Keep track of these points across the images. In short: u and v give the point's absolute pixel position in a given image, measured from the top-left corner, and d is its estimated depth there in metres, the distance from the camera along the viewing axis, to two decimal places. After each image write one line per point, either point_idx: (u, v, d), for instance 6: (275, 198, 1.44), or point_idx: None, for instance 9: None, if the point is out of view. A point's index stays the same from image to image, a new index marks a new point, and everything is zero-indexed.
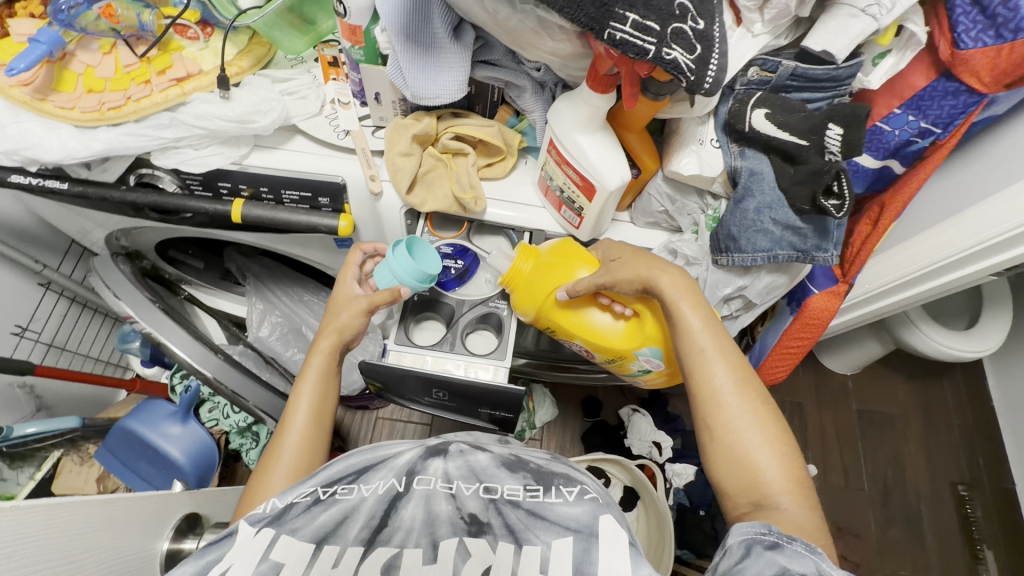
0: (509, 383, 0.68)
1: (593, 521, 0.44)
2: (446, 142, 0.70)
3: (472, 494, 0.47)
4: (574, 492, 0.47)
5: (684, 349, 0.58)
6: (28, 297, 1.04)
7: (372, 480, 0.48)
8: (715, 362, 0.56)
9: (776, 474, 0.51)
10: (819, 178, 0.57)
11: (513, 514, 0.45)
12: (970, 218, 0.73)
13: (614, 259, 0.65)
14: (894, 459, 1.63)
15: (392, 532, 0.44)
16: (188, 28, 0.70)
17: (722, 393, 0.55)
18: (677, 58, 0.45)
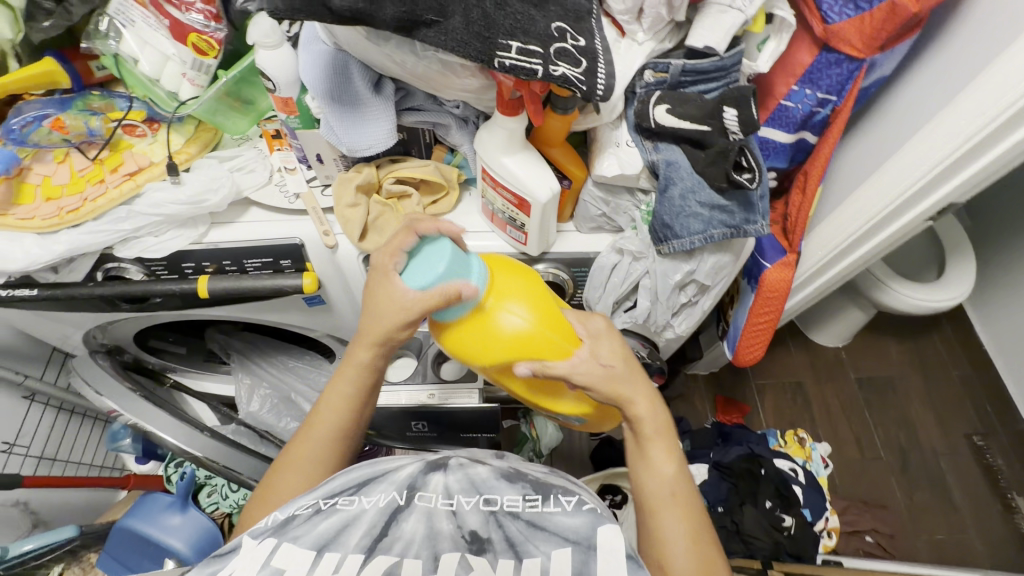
0: (483, 404, 0.69)
1: (592, 534, 0.47)
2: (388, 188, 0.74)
3: (472, 509, 0.50)
4: (573, 502, 0.50)
5: (643, 485, 0.58)
6: (14, 412, 1.05)
7: (374, 493, 0.51)
8: (669, 509, 0.56)
9: None
10: (727, 157, 0.61)
11: (513, 526, 0.48)
12: (889, 172, 0.78)
13: (605, 367, 0.59)
14: (903, 421, 1.62)
15: (391, 541, 0.47)
16: (136, 127, 0.75)
17: (672, 542, 0.54)
18: (565, 73, 0.50)
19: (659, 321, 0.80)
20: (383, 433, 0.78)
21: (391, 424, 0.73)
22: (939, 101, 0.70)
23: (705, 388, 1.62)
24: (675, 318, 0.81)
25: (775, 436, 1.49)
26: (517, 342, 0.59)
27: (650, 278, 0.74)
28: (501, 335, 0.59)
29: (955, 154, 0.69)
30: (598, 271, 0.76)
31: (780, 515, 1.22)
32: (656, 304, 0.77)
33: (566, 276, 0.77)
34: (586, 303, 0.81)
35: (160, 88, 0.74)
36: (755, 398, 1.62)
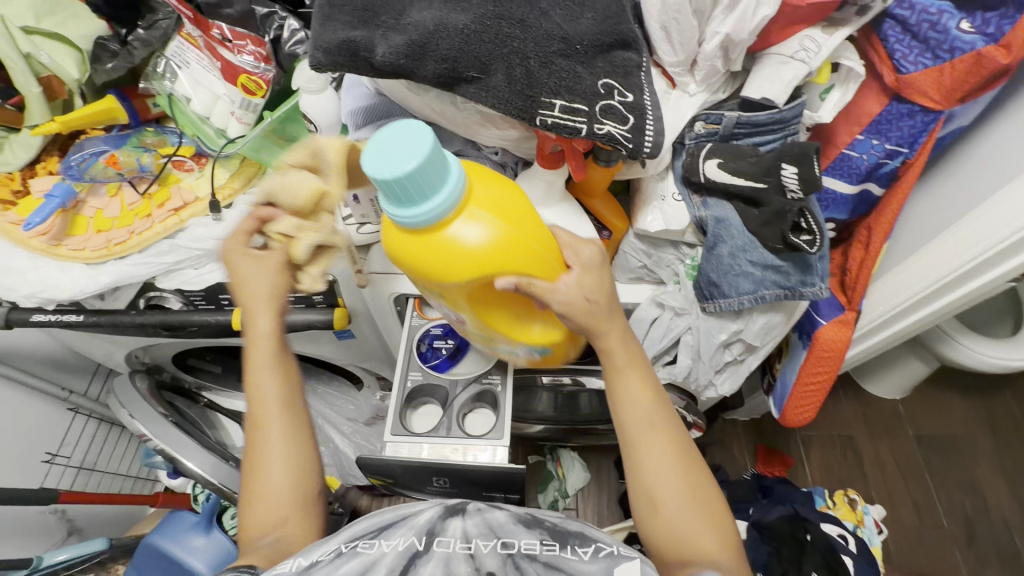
0: (510, 463, 0.66)
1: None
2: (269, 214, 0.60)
3: (490, 551, 0.44)
4: (590, 550, 0.45)
5: (624, 421, 0.55)
6: (57, 423, 1.09)
7: (394, 536, 0.46)
8: (655, 437, 0.54)
9: (711, 544, 0.51)
10: (784, 218, 0.57)
11: (531, 568, 0.43)
12: (969, 228, 0.70)
13: (586, 299, 0.53)
14: (969, 486, 1.47)
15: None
16: (184, 162, 0.78)
17: (661, 472, 0.53)
18: (611, 131, 0.49)
19: (700, 379, 0.74)
20: (401, 481, 0.74)
21: (410, 476, 0.71)
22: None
23: (744, 436, 1.51)
24: (718, 376, 0.75)
25: (823, 495, 1.38)
26: (488, 258, 0.47)
27: (693, 334, 0.69)
28: (464, 255, 0.47)
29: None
30: (636, 325, 0.70)
31: None
32: (698, 362, 0.71)
33: None
34: None
35: (209, 126, 0.76)
36: (800, 450, 1.51)
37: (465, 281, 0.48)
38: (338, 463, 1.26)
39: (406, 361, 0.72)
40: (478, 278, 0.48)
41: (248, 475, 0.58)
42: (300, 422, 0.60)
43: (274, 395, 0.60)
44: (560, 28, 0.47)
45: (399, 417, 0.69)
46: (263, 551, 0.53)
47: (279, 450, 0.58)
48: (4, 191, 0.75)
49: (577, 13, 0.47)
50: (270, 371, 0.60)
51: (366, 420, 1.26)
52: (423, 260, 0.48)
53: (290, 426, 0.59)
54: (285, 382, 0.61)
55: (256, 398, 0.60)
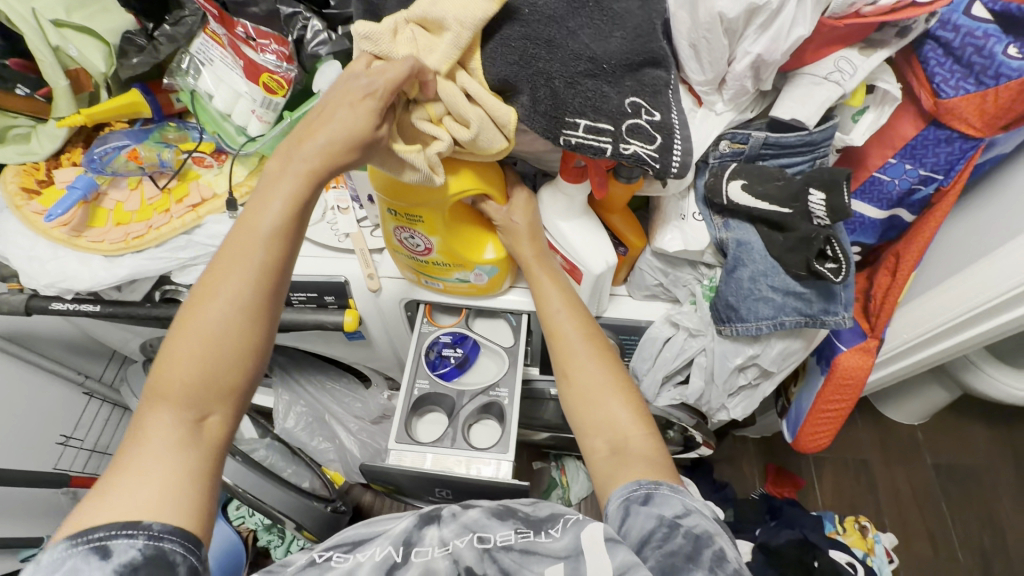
0: (514, 478, 0.65)
1: (578, 542, 0.42)
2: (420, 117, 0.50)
3: (466, 547, 0.44)
4: (561, 524, 0.44)
5: (545, 318, 0.59)
6: (72, 406, 1.11)
7: (369, 549, 0.45)
8: (569, 323, 0.58)
9: (624, 416, 0.53)
10: (810, 244, 0.55)
11: (507, 557, 0.43)
12: (1001, 259, 0.68)
13: (517, 223, 0.60)
14: (988, 520, 1.42)
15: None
16: (204, 158, 0.78)
17: (577, 351, 0.56)
18: (637, 151, 0.48)
19: (712, 402, 0.73)
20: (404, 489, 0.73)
21: (412, 484, 0.70)
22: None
23: (755, 454, 1.48)
24: (732, 400, 0.73)
25: (833, 520, 1.34)
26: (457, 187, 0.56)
27: (706, 356, 0.68)
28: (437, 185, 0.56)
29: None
30: (648, 343, 0.70)
31: None
32: (710, 384, 0.70)
33: (612, 342, 0.73)
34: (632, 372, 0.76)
35: (230, 123, 0.76)
36: (811, 472, 1.47)
37: (438, 198, 0.57)
38: (344, 460, 1.26)
39: (413, 368, 0.72)
40: (446, 194, 0.56)
41: (194, 338, 0.45)
42: (279, 293, 0.48)
43: (269, 253, 0.46)
44: (588, 48, 0.47)
45: (405, 425, 0.69)
46: (174, 436, 0.43)
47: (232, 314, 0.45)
48: (29, 181, 0.76)
49: (606, 32, 0.47)
50: (275, 223, 0.46)
51: (373, 418, 1.26)
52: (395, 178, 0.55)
53: (267, 295, 0.47)
54: (289, 244, 0.47)
55: (255, 249, 0.46)
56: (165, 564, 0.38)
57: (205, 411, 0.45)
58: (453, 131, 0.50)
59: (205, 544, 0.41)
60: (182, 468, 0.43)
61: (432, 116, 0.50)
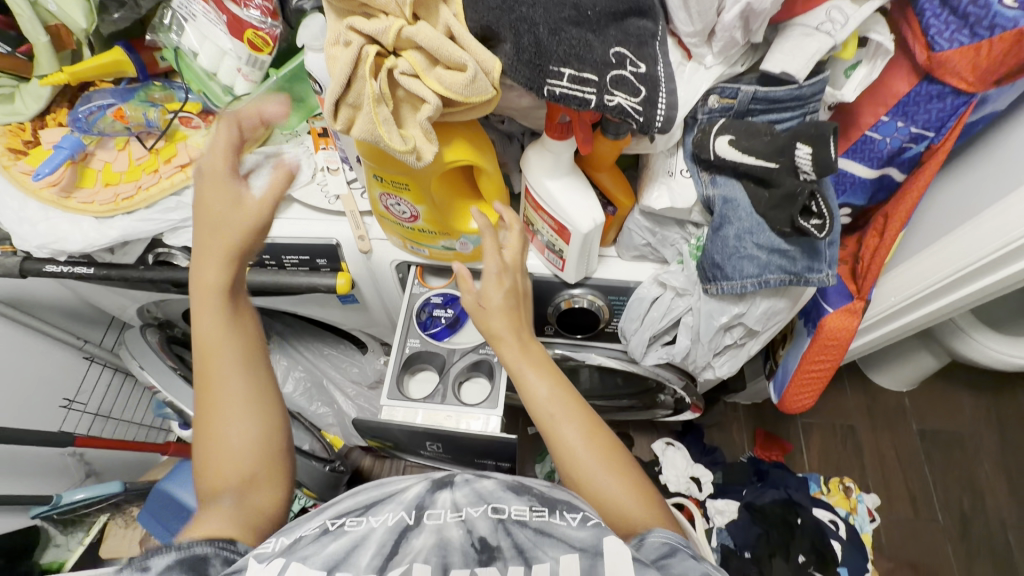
0: (502, 432, 0.67)
1: (598, 542, 0.43)
2: (400, 72, 0.47)
3: (480, 517, 0.46)
4: (578, 517, 0.46)
5: (535, 416, 0.56)
6: (74, 370, 1.13)
7: (382, 513, 0.47)
8: (564, 422, 0.55)
9: (633, 504, 0.52)
10: (794, 201, 0.55)
11: (522, 533, 0.44)
12: (993, 218, 0.68)
13: (501, 288, 0.60)
14: (969, 484, 1.46)
15: (402, 559, 0.42)
16: (191, 119, 0.78)
17: (577, 450, 0.54)
18: (621, 102, 0.48)
19: (698, 361, 0.74)
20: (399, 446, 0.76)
21: (404, 439, 0.73)
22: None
23: (744, 419, 1.51)
24: (717, 359, 0.75)
25: (818, 481, 1.39)
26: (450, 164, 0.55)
27: (693, 316, 0.69)
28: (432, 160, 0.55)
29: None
30: (637, 303, 0.71)
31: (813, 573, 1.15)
32: (697, 343, 0.72)
33: (601, 303, 0.73)
34: (620, 332, 0.77)
35: (216, 83, 0.75)
36: (799, 436, 1.51)
37: (429, 169, 0.55)
38: (342, 424, 1.30)
39: (405, 328, 0.73)
40: (439, 164, 0.55)
41: (209, 431, 0.54)
42: (263, 363, 0.58)
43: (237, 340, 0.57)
44: None
45: (397, 382, 0.71)
46: (226, 502, 0.51)
47: (241, 400, 0.55)
48: (15, 142, 0.75)
49: None
50: (230, 314, 0.57)
51: (370, 383, 1.29)
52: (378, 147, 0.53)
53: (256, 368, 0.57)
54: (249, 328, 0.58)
55: (218, 344, 0.56)
56: (197, 557, 0.44)
57: (247, 476, 0.53)
58: (438, 87, 0.47)
59: (241, 542, 0.48)
60: (237, 520, 0.50)
61: (415, 70, 0.47)
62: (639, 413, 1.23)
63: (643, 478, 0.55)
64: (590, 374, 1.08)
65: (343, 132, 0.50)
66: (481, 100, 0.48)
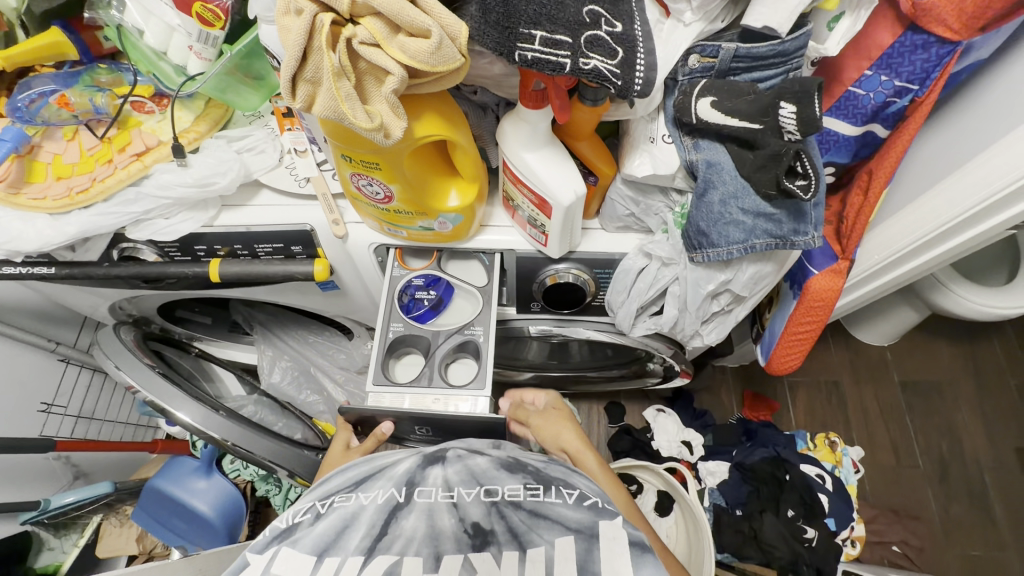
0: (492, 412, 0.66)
1: (594, 524, 0.43)
2: (360, 41, 0.43)
3: (473, 500, 0.47)
4: (575, 495, 0.46)
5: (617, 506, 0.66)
6: (50, 373, 1.10)
7: (372, 489, 0.48)
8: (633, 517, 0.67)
9: None
10: (779, 161, 0.53)
11: (516, 516, 0.45)
12: (975, 170, 0.67)
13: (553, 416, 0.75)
14: (947, 430, 1.52)
15: (391, 540, 0.43)
16: (144, 103, 0.73)
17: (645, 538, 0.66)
18: (598, 65, 0.45)
19: (687, 330, 0.74)
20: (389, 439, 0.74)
21: (399, 430, 0.72)
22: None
23: (732, 382, 1.54)
24: (705, 326, 0.75)
25: (804, 437, 1.43)
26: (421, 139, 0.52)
27: (680, 285, 0.68)
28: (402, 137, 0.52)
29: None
30: (622, 275, 0.70)
31: (801, 526, 1.20)
32: (684, 312, 0.71)
33: (587, 277, 0.72)
34: (607, 305, 0.76)
35: (166, 63, 0.71)
36: (786, 394, 1.54)
37: (399, 145, 0.52)
38: (333, 410, 1.29)
39: (387, 311, 0.71)
40: (410, 140, 0.52)
41: None
42: None
43: None
44: None
45: (382, 367, 0.69)
46: None
47: None
48: None
49: None
50: None
51: (358, 368, 1.27)
52: (343, 125, 0.49)
53: None
54: None
55: None
56: None
57: None
58: (402, 57, 0.43)
59: None
60: None
61: (375, 38, 0.44)
62: (629, 382, 1.24)
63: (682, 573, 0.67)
64: (580, 347, 1.08)
65: (305, 111, 0.47)
66: (449, 69, 0.45)
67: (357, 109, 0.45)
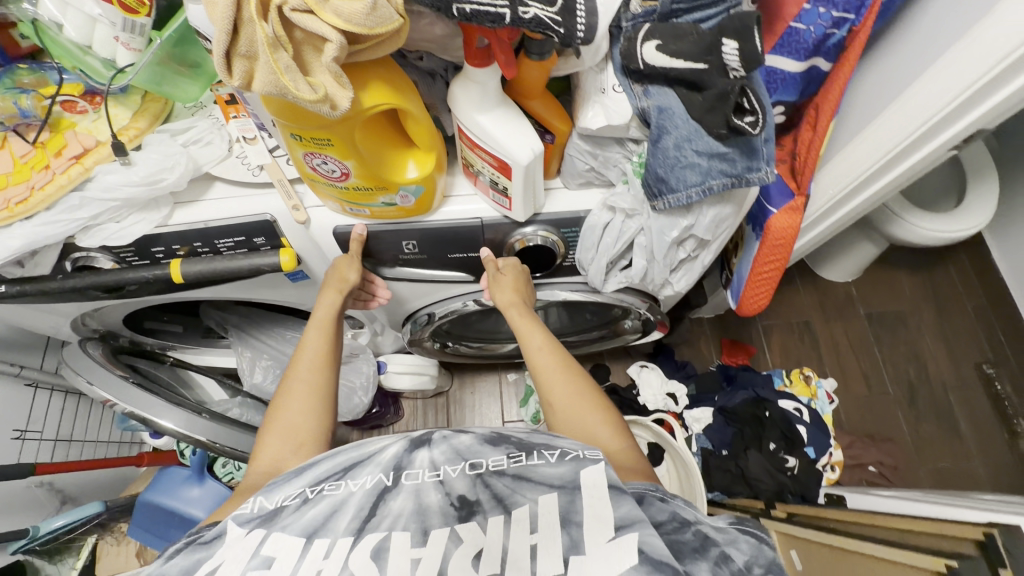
0: (474, 215, 0.72)
1: (576, 476, 0.45)
2: (291, 9, 0.42)
3: (458, 475, 0.48)
4: (556, 453, 0.48)
5: (538, 371, 0.70)
6: (21, 400, 1.06)
7: (360, 476, 0.49)
8: (556, 377, 0.68)
9: (608, 439, 0.62)
10: (727, 100, 0.54)
11: (500, 483, 0.47)
12: (915, 96, 0.69)
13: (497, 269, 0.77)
14: (912, 355, 1.60)
15: (380, 519, 0.44)
16: (75, 103, 0.70)
17: (561, 395, 0.67)
18: (537, 14, 0.44)
19: (656, 279, 0.77)
20: (373, 259, 0.79)
21: (384, 245, 0.76)
22: (955, 26, 0.62)
23: (710, 332, 1.58)
24: (673, 274, 0.78)
25: (781, 376, 1.50)
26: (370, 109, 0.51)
27: (645, 236, 0.70)
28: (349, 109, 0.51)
29: (985, 77, 0.62)
30: (589, 231, 0.71)
31: (783, 457, 1.26)
32: (652, 262, 0.73)
33: (556, 238, 0.73)
34: (577, 264, 0.78)
35: (93, 57, 0.67)
36: (761, 338, 1.60)
37: (350, 116, 0.51)
38: None
39: None
40: (358, 111, 0.51)
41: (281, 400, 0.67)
42: (331, 352, 0.73)
43: (320, 333, 0.74)
44: None
45: None
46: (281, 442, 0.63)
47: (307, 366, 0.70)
48: None
49: None
50: (312, 345, 0.72)
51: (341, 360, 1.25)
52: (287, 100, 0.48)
53: (325, 350, 0.72)
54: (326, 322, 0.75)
55: (315, 325, 0.75)
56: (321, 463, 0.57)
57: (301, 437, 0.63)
58: (337, 22, 0.42)
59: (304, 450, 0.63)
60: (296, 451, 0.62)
61: (307, 4, 0.42)
62: (611, 341, 1.27)
63: (619, 427, 0.64)
64: (558, 312, 1.10)
65: (244, 90, 0.45)
66: (387, 30, 0.44)
67: (300, 80, 0.44)
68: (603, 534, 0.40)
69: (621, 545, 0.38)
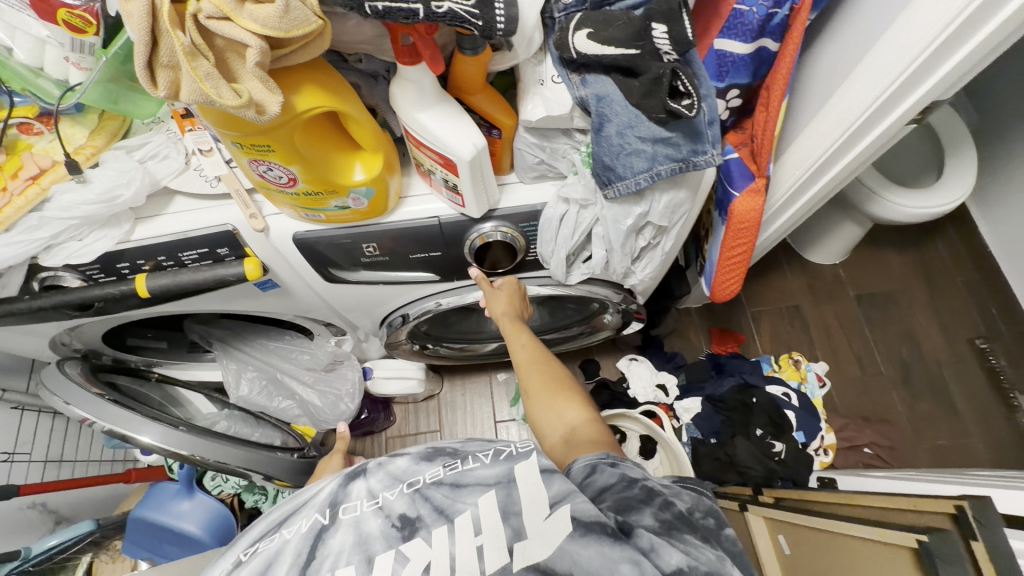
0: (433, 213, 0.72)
1: (511, 471, 0.47)
2: (207, 16, 0.43)
3: (398, 496, 0.48)
4: (491, 454, 0.50)
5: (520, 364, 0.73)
6: (8, 423, 1.07)
7: (295, 522, 0.49)
8: (534, 367, 0.71)
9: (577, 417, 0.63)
10: (660, 85, 0.53)
11: (439, 494, 0.47)
12: (866, 69, 0.69)
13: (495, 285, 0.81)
14: (906, 334, 1.59)
15: (320, 561, 0.44)
16: (31, 125, 0.71)
17: (537, 383, 0.69)
18: (452, 8, 0.45)
19: (620, 269, 0.77)
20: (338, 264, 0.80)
21: (347, 250, 0.77)
22: None
23: (698, 321, 1.58)
24: (637, 264, 0.78)
25: (770, 361, 1.49)
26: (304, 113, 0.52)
27: (602, 225, 0.70)
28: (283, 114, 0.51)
29: (938, 39, 0.61)
30: (546, 224, 0.71)
31: (770, 442, 1.26)
32: (611, 252, 0.73)
33: (516, 233, 0.73)
34: (540, 258, 0.78)
35: (44, 79, 0.68)
36: (750, 325, 1.59)
37: (286, 120, 0.51)
38: (308, 412, 1.30)
39: None
40: (291, 115, 0.51)
41: None
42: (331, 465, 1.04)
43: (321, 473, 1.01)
44: None
45: None
46: None
47: None
48: None
49: None
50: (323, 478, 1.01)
51: (325, 367, 1.25)
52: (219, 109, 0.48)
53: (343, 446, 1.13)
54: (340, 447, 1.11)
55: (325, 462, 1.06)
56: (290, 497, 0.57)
57: None
58: (255, 27, 0.43)
59: None
60: None
61: (224, 11, 0.43)
62: (596, 336, 1.27)
63: (589, 407, 0.64)
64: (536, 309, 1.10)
65: (171, 99, 0.46)
66: (307, 31, 0.45)
67: (221, 83, 0.44)
68: (541, 513, 0.44)
69: (557, 518, 0.43)
